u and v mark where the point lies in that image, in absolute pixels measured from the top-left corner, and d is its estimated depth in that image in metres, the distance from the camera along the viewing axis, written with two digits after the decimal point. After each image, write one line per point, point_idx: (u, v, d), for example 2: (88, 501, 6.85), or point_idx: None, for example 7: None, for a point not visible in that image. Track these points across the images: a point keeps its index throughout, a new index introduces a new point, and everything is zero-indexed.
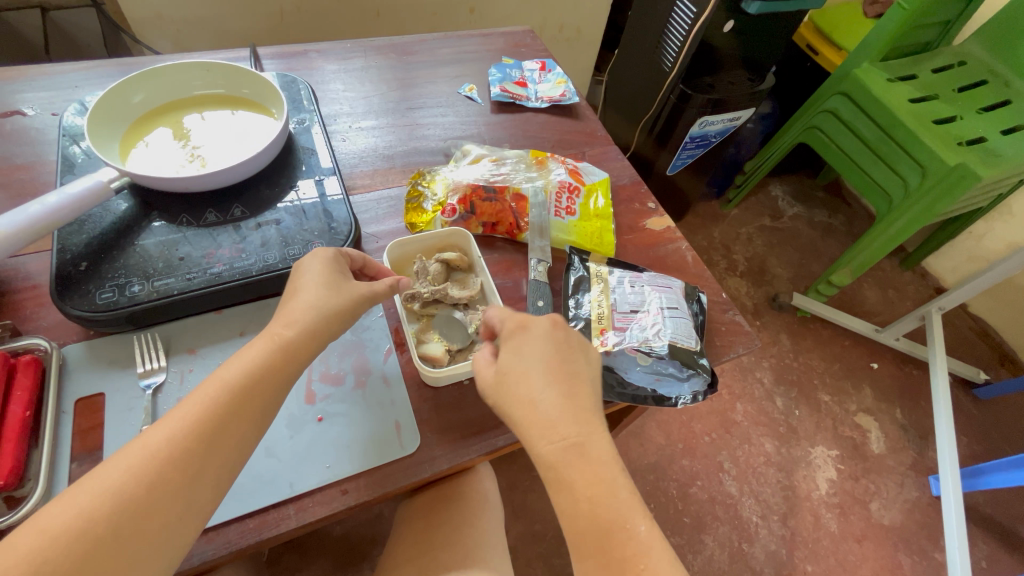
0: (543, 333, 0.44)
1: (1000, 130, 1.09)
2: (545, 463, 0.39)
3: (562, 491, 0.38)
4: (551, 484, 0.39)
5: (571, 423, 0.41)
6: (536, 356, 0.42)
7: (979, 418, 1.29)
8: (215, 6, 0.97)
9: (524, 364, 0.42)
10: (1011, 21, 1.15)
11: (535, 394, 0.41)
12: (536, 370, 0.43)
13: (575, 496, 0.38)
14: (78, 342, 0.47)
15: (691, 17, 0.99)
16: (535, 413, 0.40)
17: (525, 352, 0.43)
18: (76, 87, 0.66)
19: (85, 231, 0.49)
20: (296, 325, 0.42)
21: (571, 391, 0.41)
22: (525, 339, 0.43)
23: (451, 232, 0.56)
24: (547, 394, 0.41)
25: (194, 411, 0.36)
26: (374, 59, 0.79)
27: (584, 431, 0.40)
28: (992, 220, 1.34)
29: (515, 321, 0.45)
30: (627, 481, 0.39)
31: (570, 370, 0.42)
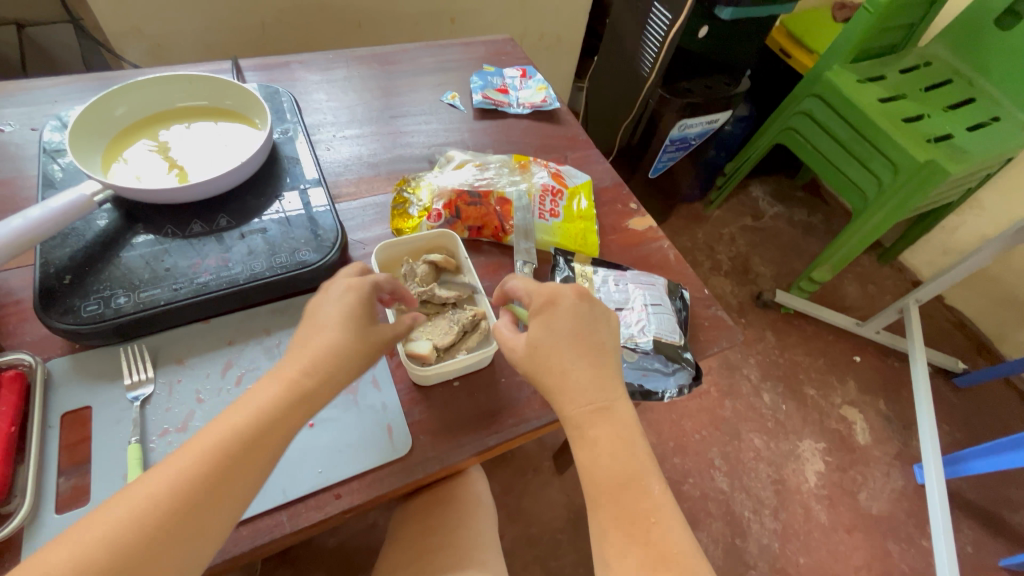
0: (572, 309, 0.45)
1: (966, 127, 1.13)
2: (573, 423, 0.43)
3: (586, 448, 0.42)
4: (576, 443, 0.42)
5: (594, 402, 0.42)
6: (566, 329, 0.44)
7: (959, 406, 1.33)
8: (194, 20, 0.97)
9: (554, 340, 0.44)
10: (971, 24, 1.20)
11: (567, 365, 0.43)
12: (562, 356, 0.43)
13: (597, 454, 0.41)
14: (63, 356, 0.47)
15: (666, 23, 1.02)
16: (567, 380, 0.43)
17: (555, 329, 0.44)
18: (56, 102, 0.65)
19: (68, 244, 0.48)
20: (310, 371, 0.41)
21: (585, 365, 0.43)
22: (553, 322, 0.44)
23: (441, 234, 0.56)
24: (578, 365, 0.43)
25: (233, 421, 0.37)
26: (356, 69, 0.79)
27: (611, 396, 0.43)
28: (963, 214, 1.39)
29: (543, 295, 0.46)
30: (646, 446, 0.43)
31: (592, 344, 0.44)
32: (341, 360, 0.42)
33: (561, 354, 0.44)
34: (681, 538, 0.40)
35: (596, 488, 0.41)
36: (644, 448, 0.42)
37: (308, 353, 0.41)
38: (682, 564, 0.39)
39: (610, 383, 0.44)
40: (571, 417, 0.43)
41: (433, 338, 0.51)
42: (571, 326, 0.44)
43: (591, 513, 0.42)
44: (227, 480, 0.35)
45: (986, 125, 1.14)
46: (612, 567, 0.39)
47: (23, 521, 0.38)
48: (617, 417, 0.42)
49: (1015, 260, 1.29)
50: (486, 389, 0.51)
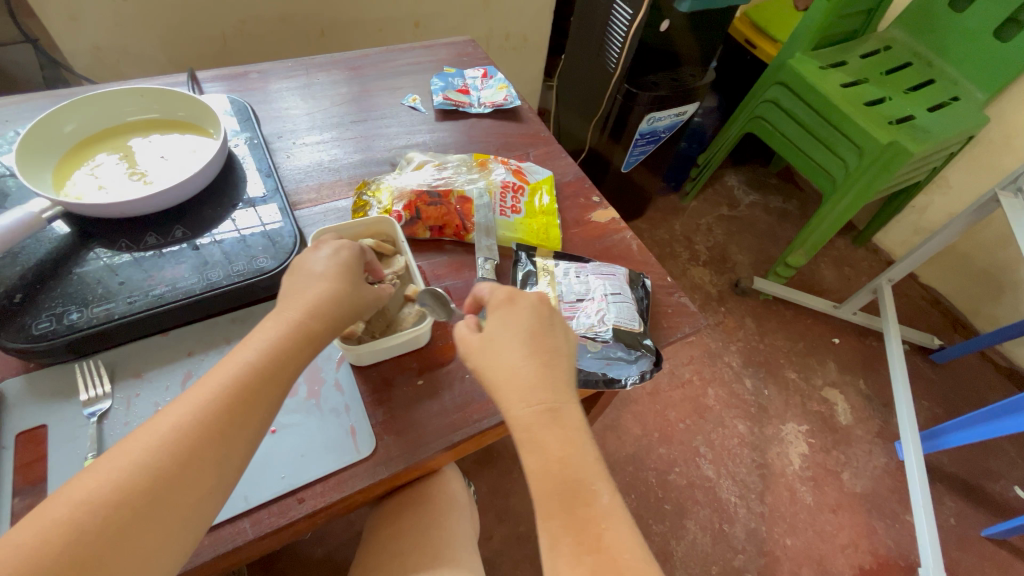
0: (529, 306, 0.46)
1: (927, 108, 1.15)
2: (521, 425, 0.42)
3: (534, 452, 0.41)
4: (524, 445, 0.41)
5: (541, 401, 0.42)
6: (521, 325, 0.45)
7: (936, 381, 1.35)
8: (154, 34, 0.97)
9: (508, 332, 0.45)
10: (927, 6, 1.23)
11: (510, 364, 0.43)
12: (505, 355, 0.44)
13: (547, 457, 0.40)
14: (17, 376, 0.46)
15: (628, 18, 1.03)
16: (514, 377, 0.43)
17: (510, 321, 0.45)
18: (8, 121, 0.64)
19: (19, 263, 0.48)
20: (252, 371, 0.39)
21: (532, 362, 0.43)
22: (509, 317, 0.46)
23: (377, 220, 0.55)
24: (527, 362, 0.43)
25: (231, 404, 0.37)
26: (317, 76, 0.79)
27: (560, 398, 0.42)
28: (931, 194, 1.41)
29: (505, 293, 0.47)
30: (595, 451, 0.42)
31: (545, 345, 0.44)
32: (290, 349, 0.40)
33: (502, 350, 0.44)
34: (632, 543, 0.39)
35: (544, 496, 0.40)
36: (593, 451, 0.42)
37: (255, 345, 0.40)
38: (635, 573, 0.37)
39: (557, 384, 0.43)
40: (515, 415, 0.42)
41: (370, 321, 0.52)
42: (522, 318, 0.46)
43: (541, 520, 0.40)
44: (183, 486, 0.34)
45: (946, 105, 1.16)
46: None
47: None
48: (564, 420, 0.42)
49: (982, 236, 1.32)
50: (449, 386, 0.51)
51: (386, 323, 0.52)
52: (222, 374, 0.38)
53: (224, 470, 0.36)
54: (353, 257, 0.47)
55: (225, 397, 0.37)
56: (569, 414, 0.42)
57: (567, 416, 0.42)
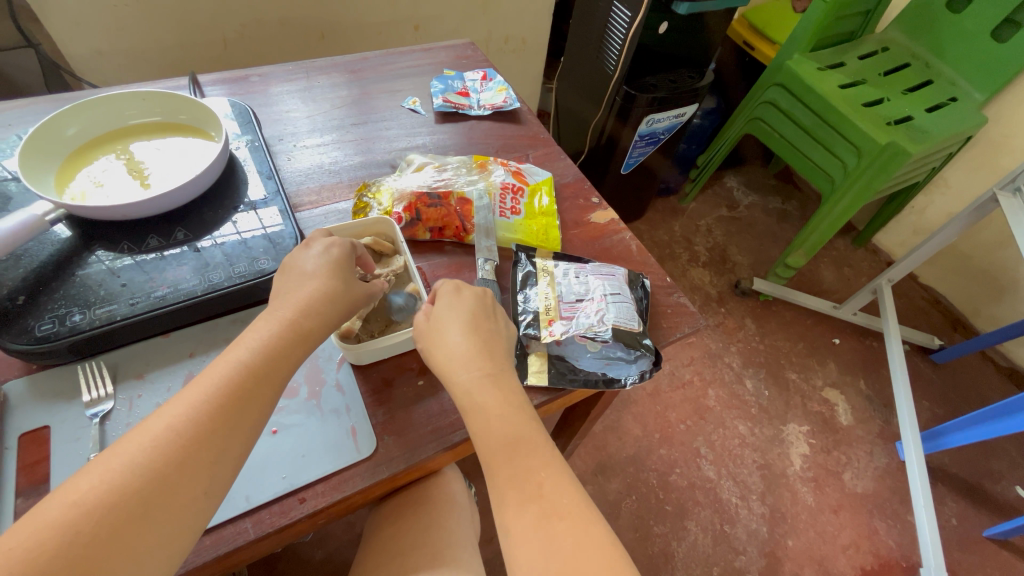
0: (473, 295, 0.49)
1: (925, 108, 1.16)
2: (462, 391, 0.43)
3: (478, 416, 0.42)
4: (468, 411, 0.43)
5: (482, 369, 0.44)
6: (466, 309, 0.47)
7: (937, 381, 1.35)
8: (155, 38, 0.97)
9: (451, 316, 0.47)
10: (924, 8, 1.23)
11: (448, 345, 0.45)
12: (447, 336, 0.46)
13: (489, 417, 0.42)
14: (21, 377, 0.47)
15: (627, 21, 1.04)
16: (454, 354, 0.45)
17: (455, 306, 0.48)
18: (11, 125, 0.65)
19: (22, 265, 0.48)
20: (253, 371, 0.39)
21: (470, 341, 0.45)
22: (456, 303, 0.48)
23: (377, 221, 0.56)
24: (466, 342, 0.45)
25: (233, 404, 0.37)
26: (318, 79, 0.80)
27: (498, 365, 0.45)
28: (930, 194, 1.42)
29: (451, 283, 0.49)
30: (531, 411, 0.44)
31: (483, 329, 0.47)
32: (282, 352, 0.41)
33: (445, 330, 0.46)
34: (572, 490, 0.40)
35: (488, 454, 0.41)
36: (530, 410, 0.44)
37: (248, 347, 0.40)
38: (575, 515, 0.39)
39: (496, 354, 0.46)
40: (457, 383, 0.44)
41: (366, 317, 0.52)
42: (465, 304, 0.48)
43: (490, 484, 0.41)
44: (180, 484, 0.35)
45: (944, 105, 1.17)
46: (511, 529, 0.39)
47: None
48: (503, 383, 0.44)
49: (981, 236, 1.32)
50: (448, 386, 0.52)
51: (385, 321, 0.53)
52: (228, 376, 0.38)
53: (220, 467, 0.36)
54: (343, 255, 0.48)
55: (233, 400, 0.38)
56: (507, 381, 0.45)
57: (506, 381, 0.45)
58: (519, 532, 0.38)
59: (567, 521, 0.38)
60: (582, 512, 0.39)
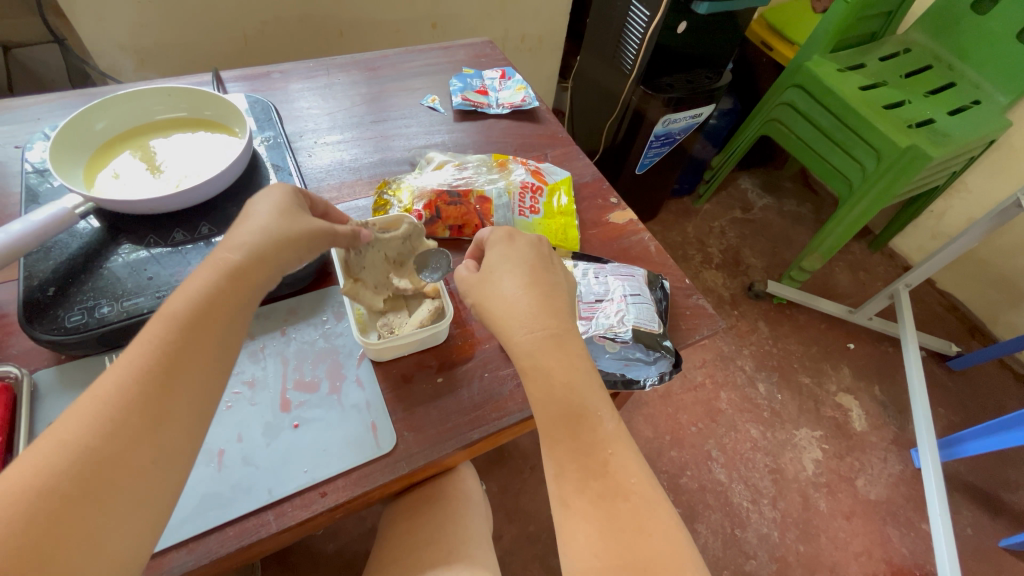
0: (527, 244, 0.48)
1: (947, 111, 1.14)
2: (524, 351, 0.42)
3: (539, 377, 0.41)
4: (527, 372, 0.42)
5: (546, 327, 0.42)
6: (522, 258, 0.46)
7: (954, 388, 1.33)
8: (177, 35, 0.98)
9: (506, 267, 0.46)
10: (948, 9, 1.21)
11: (506, 296, 0.44)
12: (507, 285, 0.44)
13: (552, 382, 0.41)
14: (49, 367, 0.47)
15: (645, 20, 1.03)
16: (514, 306, 0.43)
17: (510, 256, 0.47)
18: (39, 120, 0.66)
19: (52, 258, 0.49)
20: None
21: (530, 292, 0.44)
22: (510, 252, 0.47)
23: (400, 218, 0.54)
24: (526, 293, 0.44)
25: None
26: (338, 76, 0.80)
27: (562, 325, 0.43)
28: (950, 198, 1.40)
29: (504, 231, 0.48)
30: (596, 379, 0.43)
31: (544, 279, 0.45)
32: None
33: (501, 281, 0.45)
34: (637, 468, 0.40)
35: (549, 423, 0.41)
36: (596, 378, 0.42)
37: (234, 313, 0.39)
38: (640, 495, 0.39)
39: (558, 311, 0.44)
40: (517, 341, 0.42)
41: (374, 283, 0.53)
42: (522, 253, 0.47)
43: (547, 450, 0.41)
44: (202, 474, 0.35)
45: (967, 108, 1.15)
46: (571, 505, 0.39)
47: None
48: (568, 347, 0.42)
49: (1002, 241, 1.30)
50: (467, 383, 0.52)
51: (407, 317, 0.54)
52: None
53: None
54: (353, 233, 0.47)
55: None
56: (571, 340, 0.43)
57: (572, 341, 0.43)
58: (580, 509, 0.38)
59: (632, 501, 0.38)
60: (647, 490, 0.39)
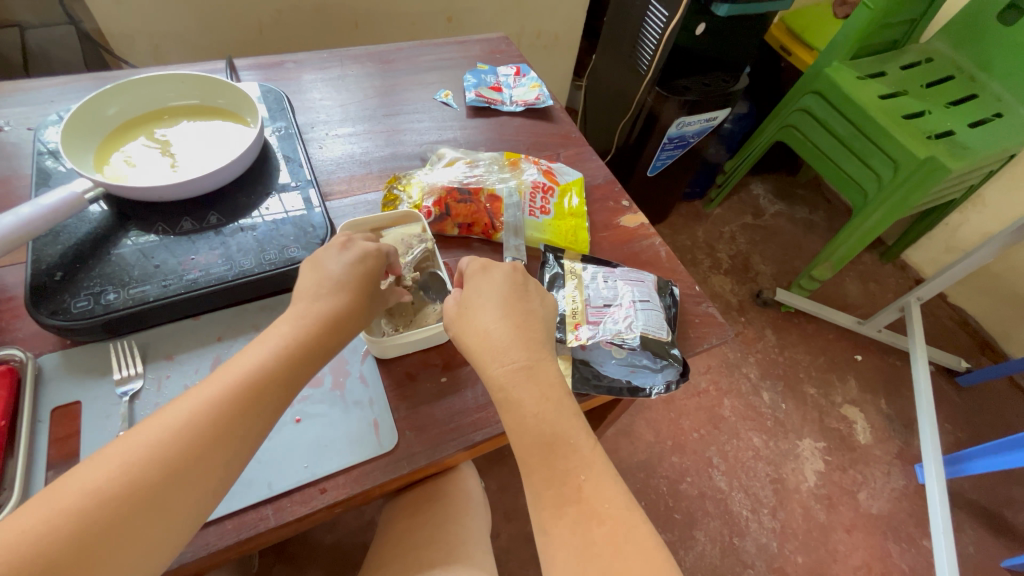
0: (503, 273, 0.48)
1: (967, 123, 1.12)
2: (498, 379, 0.42)
3: (511, 403, 0.42)
4: (501, 396, 0.42)
5: (516, 358, 0.43)
6: (495, 290, 0.46)
7: (961, 405, 1.32)
8: (191, 22, 0.98)
9: (482, 297, 0.46)
10: (974, 19, 1.19)
11: (483, 326, 0.44)
12: (482, 317, 0.45)
13: (523, 414, 0.41)
14: (54, 352, 0.47)
15: (663, 21, 1.02)
16: (489, 339, 0.44)
17: (484, 288, 0.47)
18: (53, 102, 0.66)
19: (60, 242, 0.49)
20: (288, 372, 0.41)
21: (506, 323, 0.44)
22: (482, 285, 0.47)
23: (405, 214, 0.56)
24: (500, 324, 0.44)
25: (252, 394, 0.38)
26: (351, 68, 0.80)
27: (535, 354, 0.44)
28: (966, 211, 1.38)
29: (478, 262, 0.49)
30: (571, 402, 0.43)
31: (517, 308, 0.46)
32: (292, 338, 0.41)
33: (477, 314, 0.45)
34: (612, 493, 0.40)
35: (523, 444, 0.41)
36: (568, 402, 0.42)
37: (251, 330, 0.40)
38: (616, 518, 0.39)
39: (534, 338, 0.44)
40: (491, 368, 0.43)
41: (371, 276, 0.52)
42: (499, 283, 0.47)
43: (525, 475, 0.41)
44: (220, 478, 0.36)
45: (988, 121, 1.12)
46: (549, 531, 0.39)
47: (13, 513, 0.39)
48: (540, 371, 0.43)
49: (1018, 257, 1.28)
50: (471, 384, 0.51)
51: (411, 316, 0.52)
52: None
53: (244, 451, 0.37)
54: (361, 259, 0.47)
55: (238, 385, 0.37)
56: (544, 370, 0.43)
57: (547, 372, 0.43)
58: (558, 535, 0.38)
59: (607, 524, 0.38)
60: (625, 514, 0.39)
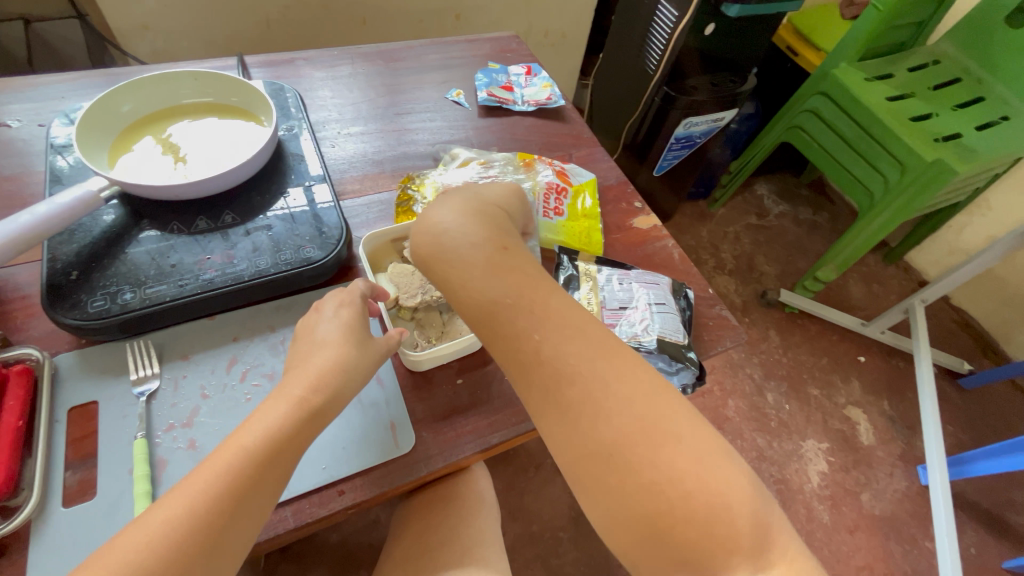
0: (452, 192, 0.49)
1: (975, 125, 1.12)
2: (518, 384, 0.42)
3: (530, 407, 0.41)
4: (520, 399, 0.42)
5: (477, 246, 0.43)
6: (445, 200, 0.47)
7: (963, 407, 1.32)
8: (199, 17, 0.97)
9: (437, 210, 0.46)
10: (982, 22, 1.19)
11: (444, 237, 0.44)
12: (440, 224, 0.45)
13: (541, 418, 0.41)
14: (70, 351, 0.47)
15: (672, 21, 1.01)
16: (452, 234, 0.44)
17: (437, 204, 0.47)
18: (63, 98, 0.65)
19: (75, 241, 0.49)
20: (309, 376, 0.41)
21: (464, 219, 0.45)
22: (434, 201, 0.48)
23: None
24: (458, 221, 0.45)
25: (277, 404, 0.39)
26: (362, 66, 0.79)
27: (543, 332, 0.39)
28: (970, 214, 1.38)
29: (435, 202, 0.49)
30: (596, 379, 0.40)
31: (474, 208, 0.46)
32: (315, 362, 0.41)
33: (435, 221, 0.45)
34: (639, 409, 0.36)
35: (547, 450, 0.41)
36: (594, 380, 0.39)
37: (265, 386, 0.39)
38: (651, 432, 0.35)
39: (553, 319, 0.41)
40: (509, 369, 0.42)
41: (399, 289, 0.54)
42: (454, 198, 0.47)
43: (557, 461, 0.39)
44: (253, 492, 0.36)
45: (995, 124, 1.12)
46: (567, 415, 0.37)
47: (31, 514, 0.39)
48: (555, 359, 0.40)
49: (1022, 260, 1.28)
50: (488, 386, 0.51)
51: (441, 328, 0.53)
52: None
53: (274, 461, 0.37)
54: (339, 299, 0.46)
55: None
56: (512, 257, 0.43)
57: (512, 261, 0.43)
58: (576, 418, 0.37)
59: (624, 397, 0.36)
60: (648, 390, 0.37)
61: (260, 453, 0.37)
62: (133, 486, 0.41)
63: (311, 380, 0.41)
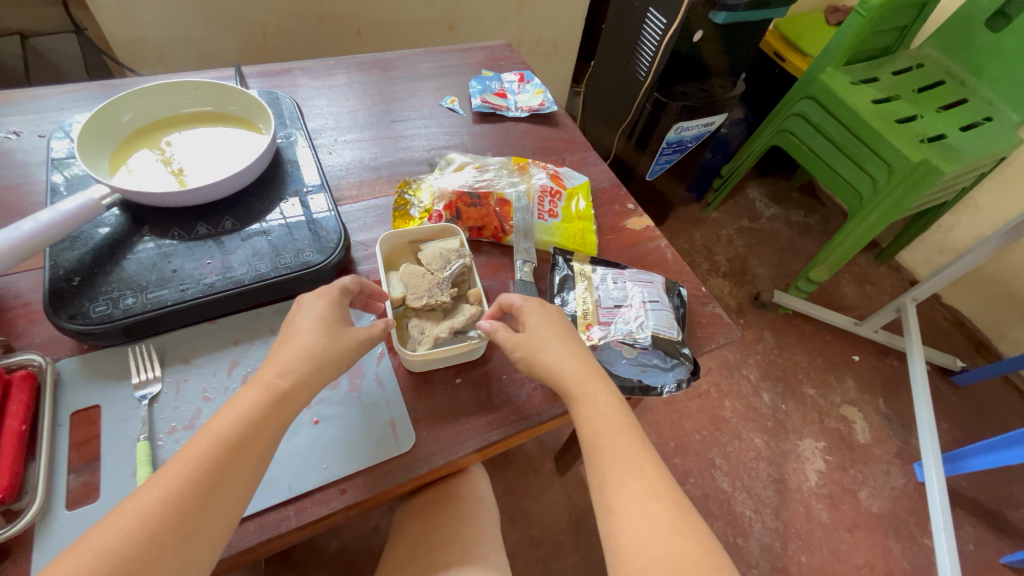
0: (538, 310, 0.50)
1: (958, 127, 1.14)
2: None
3: None
4: None
5: (584, 378, 0.46)
6: (539, 322, 0.49)
7: (958, 404, 1.33)
8: (195, 29, 0.99)
9: (540, 340, 0.48)
10: (963, 26, 1.22)
11: (555, 365, 0.47)
12: (552, 359, 0.47)
13: None
14: (72, 356, 0.48)
15: (661, 28, 1.03)
16: (568, 374, 0.46)
17: (534, 326, 0.48)
18: (63, 109, 0.66)
19: (77, 248, 0.49)
20: (300, 375, 0.41)
21: (574, 359, 0.47)
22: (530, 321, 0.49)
23: (442, 228, 0.58)
24: (569, 359, 0.47)
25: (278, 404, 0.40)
26: (357, 76, 0.81)
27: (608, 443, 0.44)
28: (958, 213, 1.40)
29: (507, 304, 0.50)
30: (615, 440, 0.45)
31: (570, 339, 0.49)
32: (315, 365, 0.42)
33: (549, 356, 0.47)
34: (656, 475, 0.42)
35: None
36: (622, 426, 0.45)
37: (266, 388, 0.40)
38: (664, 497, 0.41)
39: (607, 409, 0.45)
40: None
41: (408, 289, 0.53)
42: (552, 325, 0.49)
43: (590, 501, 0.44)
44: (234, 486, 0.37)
45: (979, 125, 1.15)
46: (605, 481, 0.43)
47: (35, 517, 0.39)
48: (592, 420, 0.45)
49: (1010, 258, 1.30)
50: (487, 386, 0.52)
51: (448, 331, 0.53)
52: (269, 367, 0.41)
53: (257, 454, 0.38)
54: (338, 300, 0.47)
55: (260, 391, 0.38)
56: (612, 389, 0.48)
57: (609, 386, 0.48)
58: (621, 511, 0.41)
59: (633, 459, 0.43)
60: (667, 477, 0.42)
61: (252, 447, 0.38)
62: (136, 487, 0.42)
63: (307, 377, 0.42)
